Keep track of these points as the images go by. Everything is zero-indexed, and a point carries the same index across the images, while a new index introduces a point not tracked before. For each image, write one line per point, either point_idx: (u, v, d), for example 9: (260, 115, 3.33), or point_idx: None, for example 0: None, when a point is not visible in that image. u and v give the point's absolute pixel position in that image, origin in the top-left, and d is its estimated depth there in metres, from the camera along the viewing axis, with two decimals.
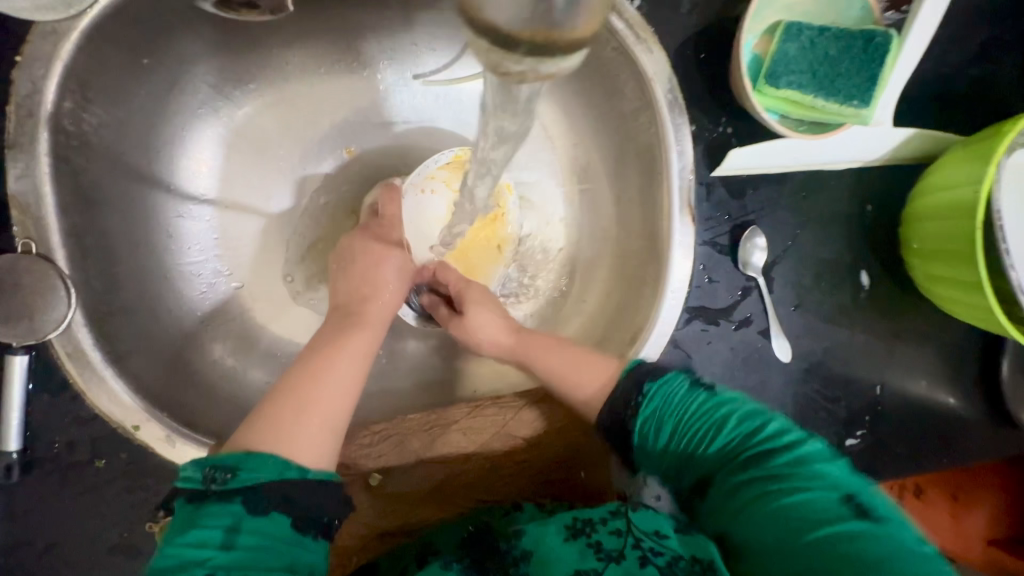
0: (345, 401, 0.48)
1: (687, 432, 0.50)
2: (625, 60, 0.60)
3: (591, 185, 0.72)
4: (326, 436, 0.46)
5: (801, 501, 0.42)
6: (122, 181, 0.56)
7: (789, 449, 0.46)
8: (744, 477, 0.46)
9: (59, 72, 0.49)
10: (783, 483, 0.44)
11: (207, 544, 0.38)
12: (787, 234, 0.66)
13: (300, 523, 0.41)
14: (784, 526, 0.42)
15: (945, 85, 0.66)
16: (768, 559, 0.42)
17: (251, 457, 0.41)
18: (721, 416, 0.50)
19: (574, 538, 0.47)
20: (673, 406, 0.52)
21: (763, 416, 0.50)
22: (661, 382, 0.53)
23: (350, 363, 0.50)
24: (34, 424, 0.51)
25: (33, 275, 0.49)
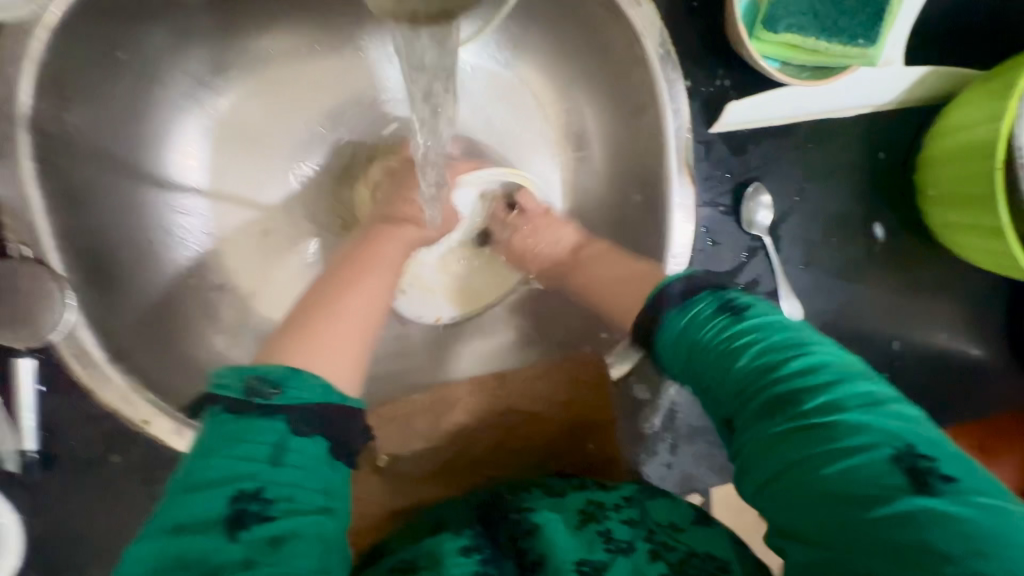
0: (365, 319, 0.53)
1: (704, 366, 0.45)
2: (611, 15, 0.57)
3: (586, 152, 0.70)
4: (348, 359, 0.49)
5: (843, 466, 0.35)
6: (111, 179, 0.56)
7: (834, 388, 0.39)
8: (771, 422, 0.39)
9: (31, 71, 0.48)
10: (814, 427, 0.37)
11: (254, 459, 0.37)
12: (794, 189, 0.63)
13: (336, 449, 0.41)
14: (797, 472, 0.37)
15: (962, 15, 0.61)
16: (769, 492, 0.38)
17: (295, 375, 0.42)
18: (745, 345, 0.43)
19: (584, 526, 0.46)
20: (690, 338, 0.47)
21: (797, 348, 0.42)
22: (688, 314, 0.47)
23: (359, 306, 0.53)
24: (48, 423, 0.52)
25: (27, 279, 0.50)
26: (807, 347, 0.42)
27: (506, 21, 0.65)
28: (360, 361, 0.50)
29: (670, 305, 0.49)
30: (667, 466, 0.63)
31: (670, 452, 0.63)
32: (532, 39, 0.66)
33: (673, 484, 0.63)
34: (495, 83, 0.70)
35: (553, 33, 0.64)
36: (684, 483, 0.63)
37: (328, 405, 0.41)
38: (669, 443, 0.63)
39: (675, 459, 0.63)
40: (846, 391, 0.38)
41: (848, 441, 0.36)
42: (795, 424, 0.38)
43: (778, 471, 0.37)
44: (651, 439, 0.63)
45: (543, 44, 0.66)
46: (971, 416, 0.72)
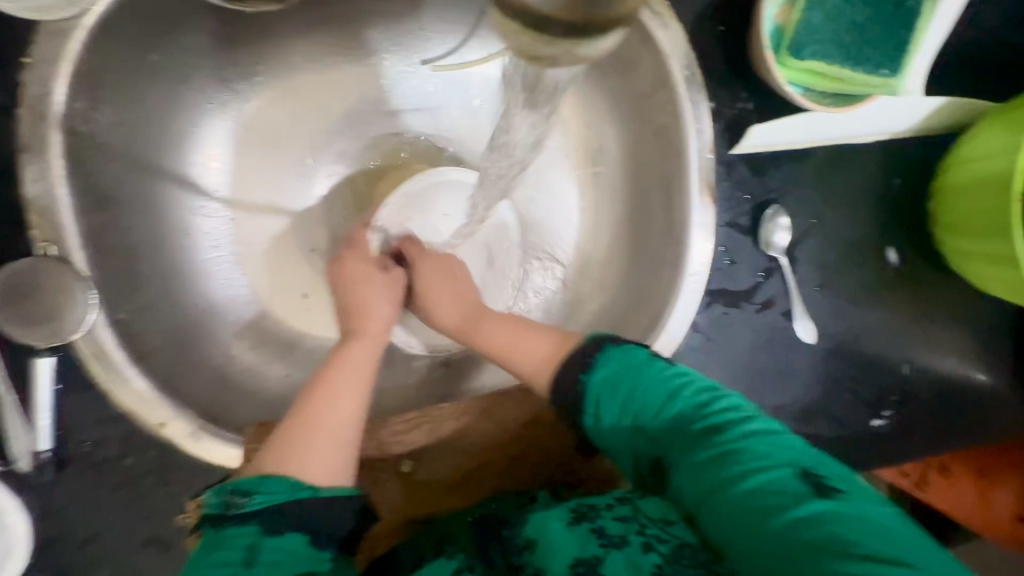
0: (351, 416, 0.50)
1: (642, 401, 0.50)
2: (638, 36, 0.58)
3: (605, 167, 0.70)
4: (339, 456, 0.48)
5: (756, 484, 0.43)
6: (135, 180, 0.56)
7: (740, 422, 0.47)
8: (699, 452, 0.47)
9: (69, 71, 0.48)
10: (736, 481, 0.43)
11: (229, 562, 0.41)
12: (811, 212, 0.64)
13: (314, 538, 0.43)
14: (699, 446, 0.47)
15: (978, 49, 0.62)
16: (714, 516, 0.43)
17: (266, 480, 0.43)
18: (677, 377, 0.51)
19: (577, 523, 0.46)
20: (629, 372, 0.51)
21: (714, 395, 0.50)
22: (609, 359, 0.52)
23: (348, 404, 0.50)
24: (63, 424, 0.51)
25: (52, 276, 0.49)
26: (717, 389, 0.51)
27: None
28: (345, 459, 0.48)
29: (607, 341, 0.53)
30: None
31: None
32: None
33: None
34: None
35: None
36: None
37: (298, 503, 0.43)
38: None
39: None
40: (754, 425, 0.47)
41: (758, 463, 0.44)
42: (717, 438, 0.47)
43: (694, 469, 0.46)
44: None
45: None
46: (978, 442, 0.73)
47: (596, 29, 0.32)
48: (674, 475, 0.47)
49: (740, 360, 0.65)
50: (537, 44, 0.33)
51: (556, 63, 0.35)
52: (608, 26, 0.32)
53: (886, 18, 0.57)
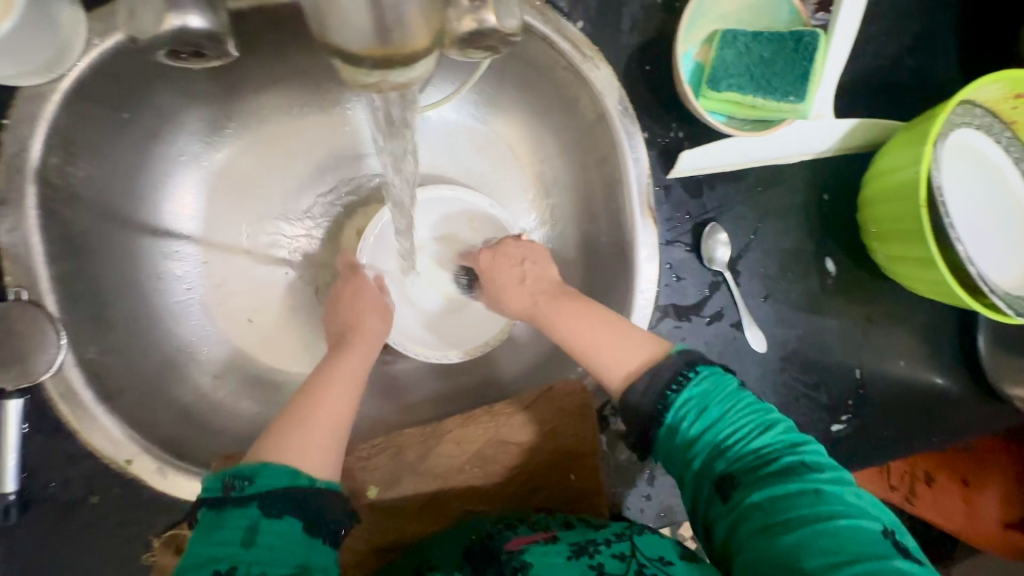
0: (347, 408, 0.53)
1: (731, 430, 0.51)
2: (575, 77, 0.64)
3: (557, 198, 0.75)
4: (335, 443, 0.50)
5: (820, 534, 0.43)
6: (107, 229, 0.59)
7: (824, 470, 0.48)
8: (780, 484, 0.47)
9: (43, 130, 0.52)
10: (804, 513, 0.44)
11: (227, 543, 0.41)
12: (749, 228, 0.68)
13: (310, 527, 0.44)
14: (772, 472, 0.48)
15: (883, 76, 0.69)
16: (764, 542, 0.44)
17: (267, 467, 0.45)
18: (767, 420, 0.51)
19: (577, 557, 0.50)
20: (708, 401, 0.52)
21: (798, 436, 0.50)
22: (695, 387, 0.52)
23: (343, 399, 0.53)
24: (28, 466, 0.52)
25: (23, 320, 0.51)
26: (805, 438, 0.51)
27: (481, 83, 0.71)
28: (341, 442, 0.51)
29: (698, 364, 0.54)
30: (647, 497, 0.66)
31: (649, 484, 0.66)
32: (504, 99, 0.73)
33: (652, 515, 0.66)
34: (471, 138, 0.76)
35: (523, 94, 0.71)
36: (664, 513, 0.66)
37: (302, 490, 0.44)
38: (648, 474, 0.66)
39: (655, 490, 0.66)
40: (837, 478, 0.48)
41: (840, 514, 0.44)
42: (797, 471, 0.47)
43: (756, 499, 0.47)
44: (630, 471, 0.66)
45: (513, 104, 0.73)
46: (935, 441, 0.76)
47: (401, 59, 0.33)
48: (740, 494, 0.48)
49: None
50: (358, 73, 0.34)
51: (386, 90, 0.35)
52: (411, 56, 0.33)
53: (790, 52, 0.62)
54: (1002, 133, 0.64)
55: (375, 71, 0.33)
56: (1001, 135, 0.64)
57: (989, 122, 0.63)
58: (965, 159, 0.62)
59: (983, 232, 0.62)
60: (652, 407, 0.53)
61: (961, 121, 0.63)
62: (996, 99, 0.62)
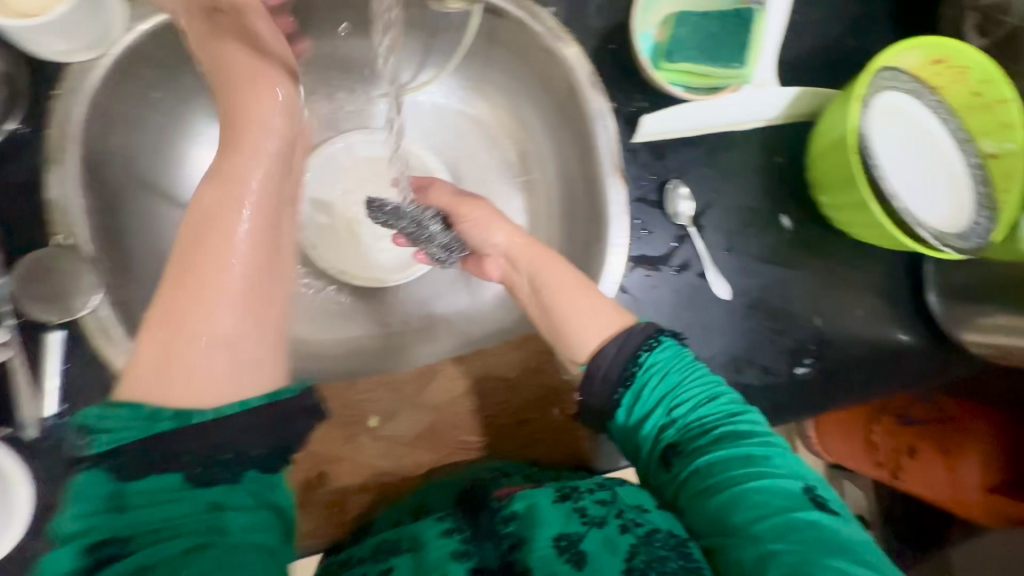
0: (226, 323, 0.51)
1: (670, 401, 0.56)
2: (549, 57, 0.72)
3: (539, 170, 0.84)
4: (243, 338, 0.52)
5: (759, 491, 0.49)
6: (135, 194, 0.67)
7: (760, 437, 0.53)
8: (713, 447, 0.52)
9: (86, 100, 0.59)
10: (737, 473, 0.50)
11: (96, 514, 0.39)
12: (710, 188, 0.76)
13: (198, 476, 0.42)
14: (713, 437, 0.53)
15: (824, 53, 0.79)
16: (705, 499, 0.50)
17: (116, 414, 0.43)
18: (710, 393, 0.56)
19: (562, 501, 0.53)
20: (676, 375, 0.57)
21: (736, 407, 0.56)
22: (654, 363, 0.57)
23: (222, 312, 0.51)
24: (67, 393, 0.58)
25: (66, 261, 0.58)
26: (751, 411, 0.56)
27: (468, 67, 0.80)
28: (219, 325, 0.51)
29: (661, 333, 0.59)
30: None
31: None
32: (489, 82, 0.81)
33: None
34: (460, 119, 0.85)
35: (505, 76, 0.79)
36: None
37: (178, 436, 0.42)
38: None
39: None
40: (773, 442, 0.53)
41: (767, 474, 0.50)
42: (728, 436, 0.53)
43: (700, 462, 0.52)
44: None
45: (496, 86, 0.82)
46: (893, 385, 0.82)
47: None
48: (682, 458, 0.54)
49: (666, 317, 0.75)
50: None
51: None
52: None
53: (733, 25, 0.71)
54: (929, 97, 0.73)
55: None
56: (927, 98, 0.72)
57: (914, 86, 0.72)
58: (892, 118, 0.71)
59: (909, 182, 0.70)
60: (625, 373, 0.57)
61: (888, 84, 0.71)
62: (917, 65, 0.71)
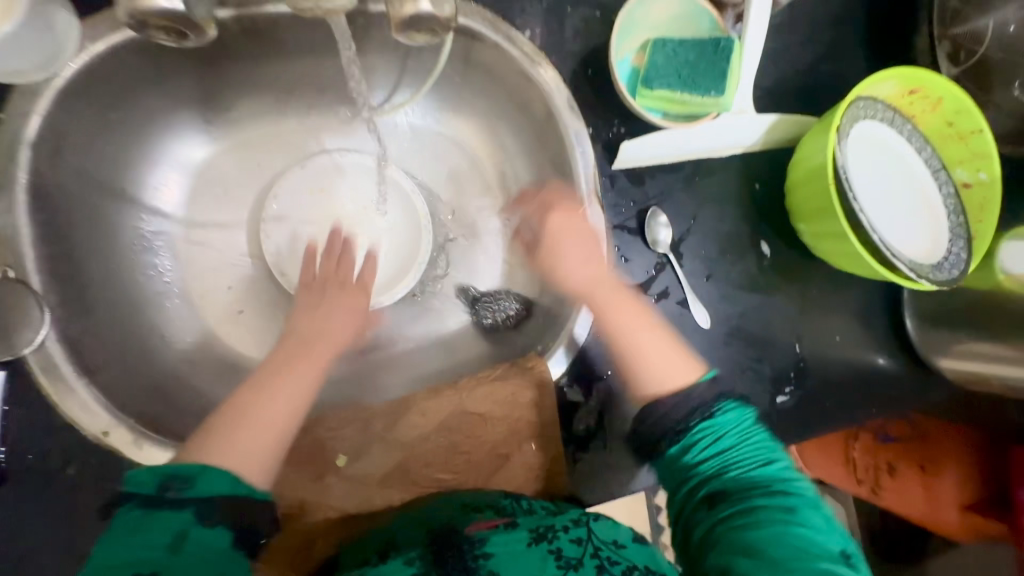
0: (286, 410, 0.57)
1: (721, 450, 0.53)
2: (526, 81, 0.71)
3: (517, 194, 0.82)
4: (271, 456, 0.54)
5: (793, 556, 0.47)
6: (89, 220, 0.63)
7: (806, 504, 0.51)
8: (758, 503, 0.50)
9: (36, 124, 0.56)
10: (781, 534, 0.48)
11: (154, 549, 0.45)
12: (689, 214, 0.75)
13: (237, 541, 0.47)
14: (763, 493, 0.51)
15: (801, 80, 0.79)
16: (738, 549, 0.49)
17: (206, 472, 0.48)
18: (761, 449, 0.54)
19: (536, 543, 0.53)
20: (729, 426, 0.54)
21: (786, 470, 0.53)
22: (717, 417, 0.55)
23: (280, 399, 0.57)
24: (7, 437, 0.54)
25: (13, 298, 0.55)
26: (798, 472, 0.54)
27: (445, 89, 0.78)
28: (264, 440, 0.54)
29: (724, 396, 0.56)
30: None
31: None
32: (466, 103, 0.79)
33: None
34: (437, 140, 0.82)
35: (482, 99, 0.78)
36: None
37: (235, 500, 0.48)
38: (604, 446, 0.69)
39: None
40: (818, 510, 0.51)
41: (806, 540, 0.48)
42: (773, 492, 0.51)
43: (742, 516, 0.50)
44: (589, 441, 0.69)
45: (474, 108, 0.80)
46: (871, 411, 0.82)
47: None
48: (724, 509, 0.51)
49: None
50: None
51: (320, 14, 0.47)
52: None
53: (710, 54, 0.70)
54: (905, 126, 0.72)
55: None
56: (904, 127, 0.72)
57: (890, 115, 0.71)
58: (869, 147, 0.71)
59: (886, 212, 0.70)
60: (685, 420, 0.55)
61: (865, 114, 0.70)
62: (894, 93, 0.70)
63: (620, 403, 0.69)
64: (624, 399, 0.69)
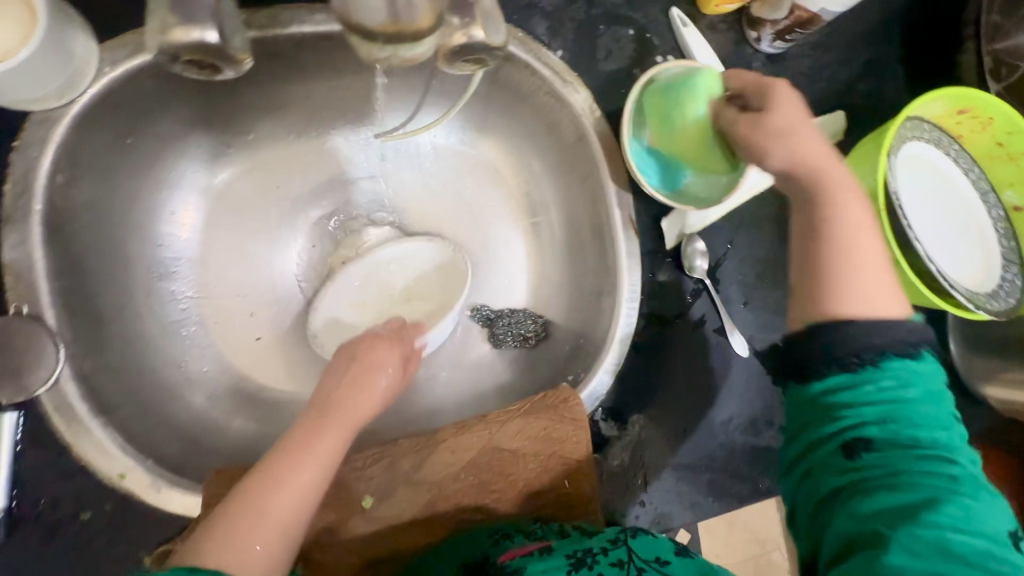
0: (300, 498, 0.47)
1: (887, 406, 0.45)
2: (556, 101, 0.69)
3: (544, 216, 0.79)
4: (278, 548, 0.46)
5: (951, 541, 0.41)
6: (104, 249, 0.61)
7: (975, 486, 0.43)
8: (920, 475, 0.43)
9: (52, 152, 0.54)
10: (939, 501, 0.42)
11: None
12: (726, 238, 0.72)
13: None
14: (920, 459, 0.43)
15: (838, 98, 0.76)
16: (871, 508, 0.43)
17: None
18: (936, 419, 0.45)
19: (576, 571, 0.54)
20: (905, 389, 0.45)
21: (956, 446, 0.45)
22: (903, 360, 0.46)
23: (285, 491, 0.47)
24: (20, 481, 0.52)
25: (24, 334, 0.52)
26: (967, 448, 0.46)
27: (470, 108, 0.75)
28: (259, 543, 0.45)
29: (922, 346, 0.47)
30: (642, 505, 0.68)
31: (643, 491, 0.69)
32: (492, 122, 0.77)
33: (647, 521, 0.68)
34: (461, 159, 0.80)
35: (509, 119, 0.75)
36: (658, 521, 0.69)
37: None
38: (641, 481, 0.69)
39: (649, 497, 0.69)
40: (986, 496, 0.43)
41: (966, 524, 0.41)
42: (944, 467, 0.43)
43: (895, 479, 0.43)
44: (624, 475, 0.69)
45: (500, 128, 0.77)
46: None
47: (410, 38, 0.39)
48: (874, 464, 0.44)
49: (682, 376, 0.70)
50: (372, 48, 0.40)
51: (394, 65, 0.42)
52: (418, 36, 0.39)
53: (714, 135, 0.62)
54: (952, 145, 0.69)
55: (387, 47, 0.39)
56: (951, 147, 0.69)
57: (937, 135, 0.68)
58: (915, 169, 0.67)
59: (937, 238, 0.67)
60: (878, 353, 0.46)
61: (911, 135, 0.67)
62: (941, 113, 0.68)
63: (648, 429, 0.69)
64: (655, 422, 0.70)
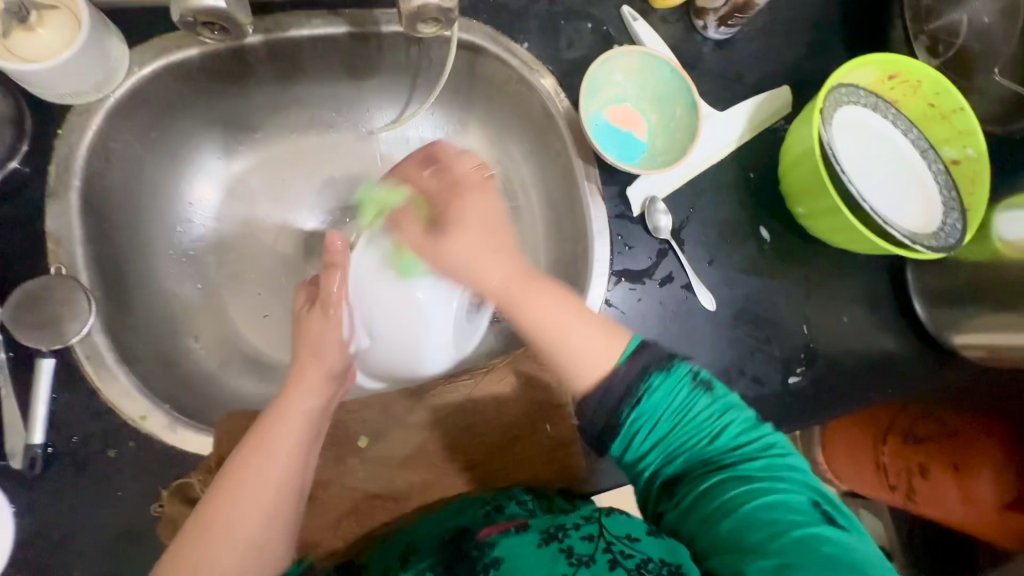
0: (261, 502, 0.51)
1: (678, 440, 0.51)
2: (526, 88, 0.77)
3: (523, 195, 0.87)
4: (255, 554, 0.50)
5: (751, 518, 0.46)
6: (130, 227, 0.69)
7: (752, 460, 0.49)
8: (711, 479, 0.49)
9: (89, 139, 0.63)
10: (751, 491, 0.47)
11: None
12: (687, 202, 0.79)
13: None
14: (732, 466, 0.49)
15: (784, 77, 0.84)
16: (712, 534, 0.47)
17: None
18: (725, 415, 0.52)
19: (547, 543, 0.51)
20: (683, 410, 0.51)
21: (754, 428, 0.51)
22: (667, 375, 0.51)
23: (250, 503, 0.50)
24: (54, 420, 0.58)
25: (62, 290, 0.58)
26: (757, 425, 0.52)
27: (452, 102, 0.85)
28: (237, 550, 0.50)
29: (676, 355, 0.52)
30: None
31: None
32: (472, 115, 0.86)
33: None
34: None
35: (487, 110, 0.84)
36: None
37: None
38: None
39: None
40: (785, 461, 0.50)
41: (761, 493, 0.47)
42: (741, 459, 0.50)
43: (705, 502, 0.48)
44: None
45: (480, 120, 0.86)
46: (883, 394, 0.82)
47: None
48: (684, 502, 0.50)
49: (654, 329, 0.76)
50: None
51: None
52: None
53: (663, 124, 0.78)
54: (888, 110, 0.75)
55: None
56: (887, 111, 0.75)
57: (872, 101, 0.75)
58: (852, 132, 0.74)
59: (877, 189, 0.73)
60: (642, 369, 0.51)
61: (848, 101, 0.74)
62: (873, 81, 0.74)
63: None
64: None
